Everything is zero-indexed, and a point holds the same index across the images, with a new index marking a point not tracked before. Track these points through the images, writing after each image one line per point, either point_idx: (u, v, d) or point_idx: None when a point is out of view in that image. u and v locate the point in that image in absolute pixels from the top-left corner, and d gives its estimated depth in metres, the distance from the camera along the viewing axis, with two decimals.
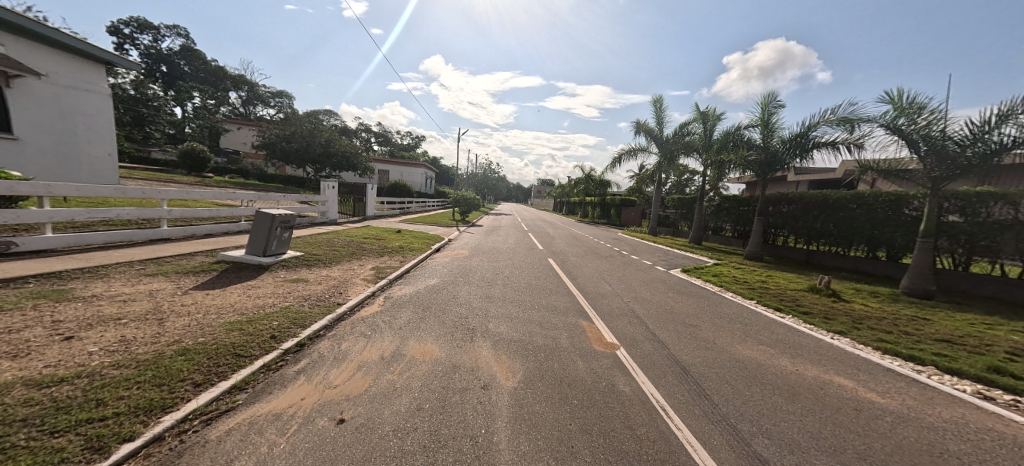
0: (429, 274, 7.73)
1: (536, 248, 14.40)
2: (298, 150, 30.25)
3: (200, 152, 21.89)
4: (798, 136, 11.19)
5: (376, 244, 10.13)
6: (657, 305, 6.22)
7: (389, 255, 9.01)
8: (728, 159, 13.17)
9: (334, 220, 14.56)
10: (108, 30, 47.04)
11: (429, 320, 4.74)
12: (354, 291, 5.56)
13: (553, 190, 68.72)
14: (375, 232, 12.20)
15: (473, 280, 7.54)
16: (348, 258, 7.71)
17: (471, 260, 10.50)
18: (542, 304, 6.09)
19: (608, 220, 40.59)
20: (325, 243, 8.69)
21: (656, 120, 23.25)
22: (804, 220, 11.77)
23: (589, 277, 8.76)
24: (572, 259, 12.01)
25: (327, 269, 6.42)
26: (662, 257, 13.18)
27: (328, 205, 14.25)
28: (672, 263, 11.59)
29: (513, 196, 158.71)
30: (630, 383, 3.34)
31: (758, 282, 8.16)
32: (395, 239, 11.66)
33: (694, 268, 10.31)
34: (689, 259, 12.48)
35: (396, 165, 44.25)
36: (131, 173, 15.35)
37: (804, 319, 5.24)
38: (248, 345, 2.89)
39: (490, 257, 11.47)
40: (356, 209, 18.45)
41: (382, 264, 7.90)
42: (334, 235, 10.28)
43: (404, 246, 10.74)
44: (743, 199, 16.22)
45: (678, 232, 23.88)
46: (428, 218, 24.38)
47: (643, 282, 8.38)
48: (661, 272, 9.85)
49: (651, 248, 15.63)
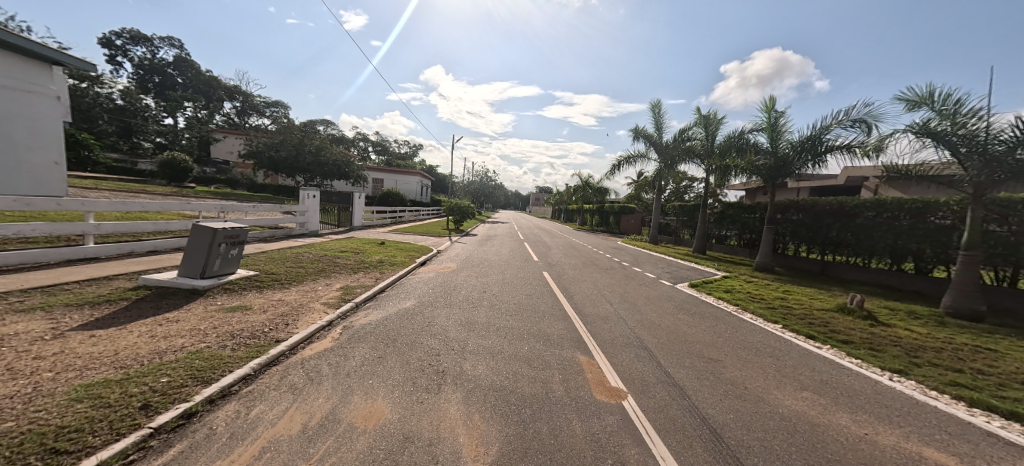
0: (406, 295, 6.86)
1: (530, 260, 13.53)
2: (287, 158, 29.54)
3: (181, 162, 21.17)
4: (809, 140, 10.48)
5: (353, 258, 9.26)
6: (666, 332, 5.33)
7: (365, 272, 8.14)
8: (733, 165, 12.45)
9: (315, 231, 13.82)
10: (100, 41, 46.67)
11: (390, 360, 3.85)
12: (309, 319, 4.68)
13: (551, 198, 68.28)
14: (355, 245, 11.35)
15: (455, 301, 6.68)
16: (314, 276, 6.86)
17: (458, 275, 9.63)
18: (531, 332, 5.23)
19: (607, 228, 39.82)
20: (293, 260, 7.83)
21: (655, 125, 22.63)
22: (819, 229, 10.95)
23: (586, 295, 7.90)
24: (567, 272, 11.18)
25: (283, 291, 5.55)
26: (664, 269, 12.36)
27: (308, 215, 13.55)
28: (677, 276, 10.75)
29: (512, 204, 158.35)
30: (646, 461, 2.41)
31: (776, 300, 7.28)
32: (377, 252, 10.79)
33: (703, 282, 9.43)
34: (693, 272, 11.65)
35: (391, 174, 43.60)
36: (99, 184, 14.53)
37: (847, 351, 4.34)
38: (87, 429, 1.93)
39: (480, 271, 10.62)
40: (342, 219, 17.63)
41: (354, 283, 7.04)
42: (307, 249, 9.42)
43: (384, 260, 9.89)
44: (749, 206, 15.48)
45: (680, 240, 23.09)
46: (421, 228, 23.54)
47: (647, 299, 7.51)
48: (665, 287, 8.98)
49: (652, 259, 14.79)
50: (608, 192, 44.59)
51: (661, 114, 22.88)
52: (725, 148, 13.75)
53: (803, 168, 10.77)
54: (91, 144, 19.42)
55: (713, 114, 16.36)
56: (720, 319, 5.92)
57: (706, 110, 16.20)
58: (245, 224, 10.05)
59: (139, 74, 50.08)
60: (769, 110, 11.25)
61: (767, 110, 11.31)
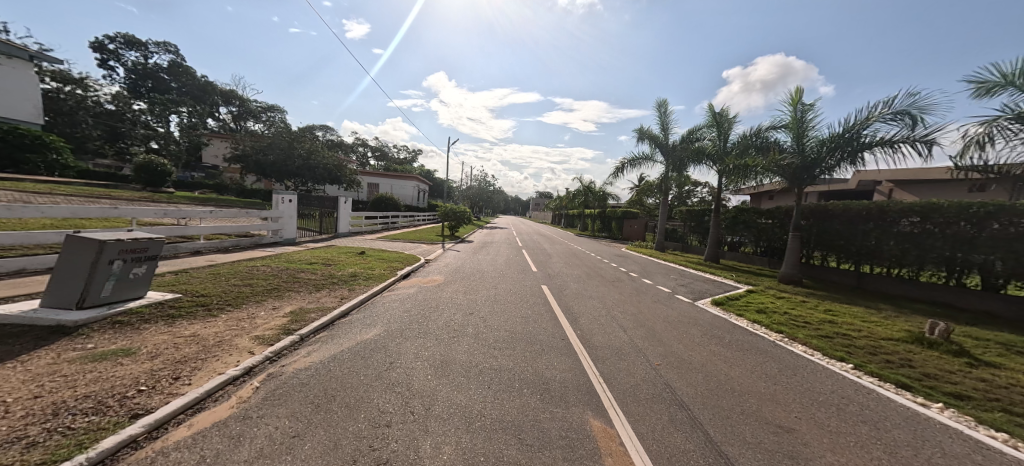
0: (373, 321, 5.59)
1: (527, 271, 12.29)
2: (275, 162, 28.51)
3: (159, 165, 20.15)
4: (844, 136, 9.24)
5: (321, 272, 8.01)
6: (705, 376, 4.00)
7: (330, 289, 6.90)
8: (753, 166, 11.26)
9: (291, 240, 12.64)
10: (91, 45, 45.93)
11: (310, 442, 2.50)
12: (222, 363, 3.41)
13: (551, 203, 67.37)
14: (331, 255, 10.15)
15: (430, 330, 5.43)
16: (262, 297, 5.61)
17: (443, 291, 8.39)
18: (524, 378, 3.95)
19: (609, 234, 38.65)
20: (244, 274, 6.59)
21: (661, 126, 21.54)
22: (855, 237, 9.71)
23: (592, 316, 6.68)
24: (569, 285, 9.94)
25: (205, 322, 4.27)
26: (677, 281, 11.09)
27: (283, 221, 12.39)
28: (693, 291, 9.51)
29: (511, 209, 157.68)
30: None
31: (824, 324, 5.99)
32: (353, 264, 9.55)
33: (729, 299, 8.12)
34: (710, 284, 10.41)
35: (386, 178, 42.49)
36: (58, 190, 13.39)
37: (978, 415, 3.02)
38: None
39: (469, 285, 9.40)
40: (324, 226, 16.45)
41: (310, 306, 5.76)
42: (270, 261, 8.21)
43: (360, 273, 8.67)
44: (764, 210, 14.34)
45: (687, 248, 21.92)
46: (412, 234, 22.33)
47: (665, 322, 6.25)
48: (684, 305, 7.71)
49: (662, 268, 13.54)
50: (609, 197, 43.46)
51: (667, 114, 21.77)
52: (741, 148, 12.61)
53: (835, 168, 9.53)
54: (61, 147, 18.26)
55: (725, 112, 15.15)
56: (764, 353, 4.65)
57: (717, 107, 15.00)
58: (200, 232, 8.83)
59: (133, 79, 49.48)
60: (792, 104, 10.09)
61: (790, 104, 10.15)
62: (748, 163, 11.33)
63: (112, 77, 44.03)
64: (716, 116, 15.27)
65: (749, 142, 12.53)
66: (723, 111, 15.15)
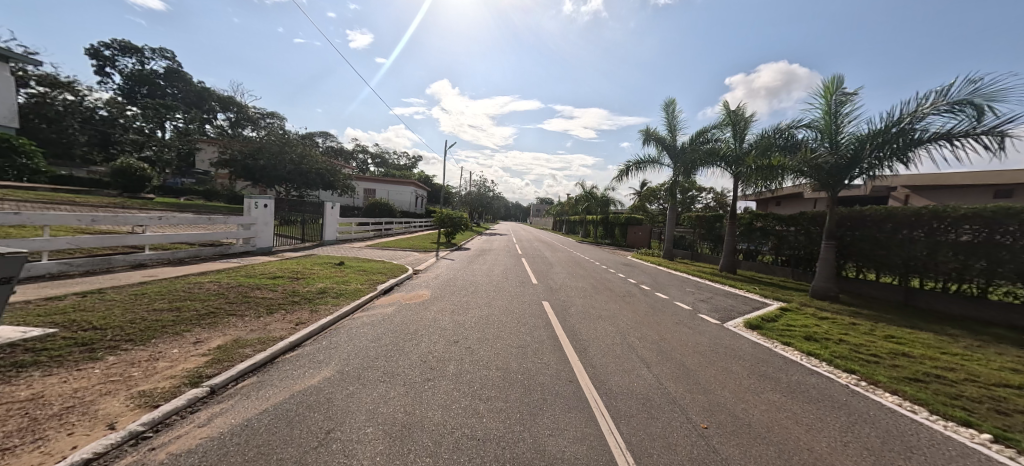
0: (327, 356, 4.33)
1: (525, 284, 11.07)
2: (264, 167, 27.58)
3: (136, 170, 19.24)
4: (890, 130, 8.00)
5: (284, 288, 6.84)
6: (796, 457, 2.66)
7: (288, 311, 5.71)
8: (779, 166, 10.03)
9: (266, 248, 11.51)
10: (86, 51, 45.33)
11: None
12: (39, 454, 2.02)
13: (552, 210, 66.58)
14: (304, 266, 9.01)
15: (399, 370, 4.18)
16: (186, 326, 4.35)
17: (428, 311, 7.19)
18: (518, 457, 2.68)
19: (612, 241, 37.49)
20: (179, 293, 5.41)
21: (667, 128, 20.55)
22: (902, 247, 8.50)
23: (604, 345, 5.43)
24: (575, 302, 8.70)
25: (72, 369, 2.98)
26: (696, 295, 9.83)
27: (256, 228, 11.28)
28: (716, 307, 8.29)
29: (511, 216, 157.00)
30: None
31: (905, 355, 4.70)
32: (328, 277, 8.39)
33: (768, 319, 6.83)
34: (735, 299, 9.14)
35: (383, 184, 41.57)
36: (15, 196, 12.28)
37: None
38: None
39: (459, 301, 8.19)
40: (307, 233, 15.60)
41: (249, 336, 4.52)
42: (226, 274, 7.05)
43: (332, 288, 7.47)
44: (785, 217, 13.18)
45: (697, 255, 20.76)
46: (406, 242, 21.22)
47: (701, 355, 4.96)
48: (712, 327, 6.47)
49: (675, 280, 12.35)
50: (611, 203, 42.36)
51: (675, 115, 20.80)
52: (762, 148, 11.43)
53: (879, 168, 8.28)
54: (32, 151, 17.21)
55: (741, 110, 13.98)
56: (862, 407, 3.32)
57: (733, 104, 13.84)
58: (146, 240, 7.63)
59: (128, 86, 48.88)
60: (827, 94, 8.89)
61: (824, 94, 8.94)
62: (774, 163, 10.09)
63: (105, 83, 43.57)
64: (730, 113, 14.12)
65: (772, 141, 11.37)
66: (738, 107, 14.00)
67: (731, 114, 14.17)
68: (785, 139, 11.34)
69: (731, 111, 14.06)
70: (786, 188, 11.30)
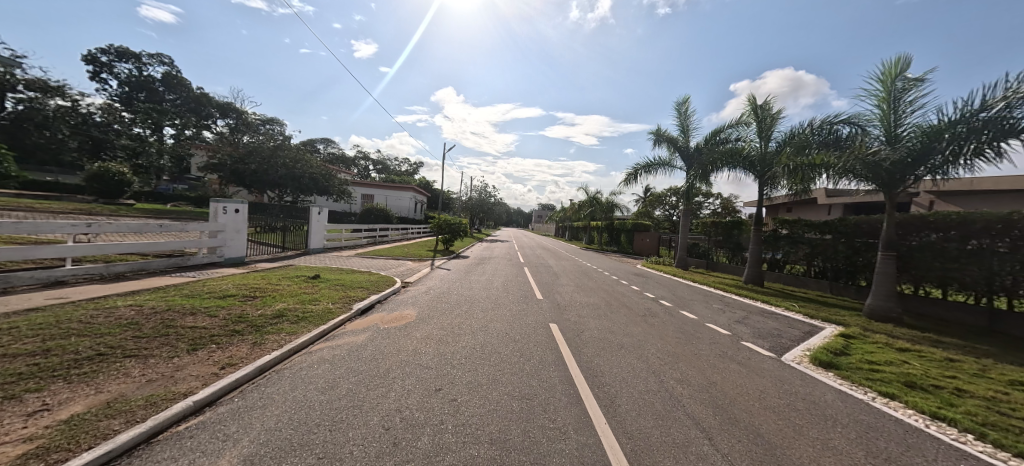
0: (244, 426, 2.90)
1: (528, 300, 9.71)
2: (254, 172, 26.61)
3: (114, 174, 18.25)
4: (970, 119, 6.64)
5: (230, 310, 5.49)
6: None
7: (221, 346, 4.34)
8: (822, 163, 8.73)
9: (235, 260, 10.23)
10: (84, 58, 44.96)
11: None
12: None
13: (554, 216, 65.43)
14: (269, 281, 7.68)
15: (340, 446, 2.78)
16: (37, 382, 2.86)
17: (410, 338, 5.85)
18: None
19: (618, 247, 36.20)
20: (67, 324, 3.95)
21: (679, 128, 19.36)
22: (983, 263, 7.20)
23: (638, 395, 4.00)
24: (589, 324, 7.32)
25: None
26: (727, 315, 8.43)
27: (224, 237, 10.00)
28: (759, 332, 6.86)
29: (513, 222, 155.80)
30: None
31: None
32: (296, 294, 7.10)
33: (840, 352, 5.36)
34: (776, 321, 7.72)
35: (381, 189, 40.52)
36: None
37: None
38: None
39: (449, 325, 6.86)
40: (288, 240, 14.46)
41: (137, 393, 3.03)
42: (161, 294, 5.72)
43: (293, 311, 6.09)
44: (818, 223, 11.78)
45: (713, 264, 19.42)
46: (401, 249, 19.99)
47: (784, 416, 3.47)
48: (767, 363, 5.06)
49: (697, 295, 10.96)
50: (615, 208, 41.03)
51: (687, 115, 19.64)
52: (798, 144, 10.15)
53: (956, 164, 6.91)
54: (4, 155, 16.18)
55: (768, 106, 12.62)
56: None
57: (759, 99, 12.46)
58: (70, 251, 6.31)
59: (125, 92, 48.58)
60: (886, 78, 7.58)
61: (883, 79, 7.61)
62: (819, 161, 8.70)
63: (102, 89, 43.12)
64: (755, 110, 12.76)
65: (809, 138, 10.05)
66: (764, 103, 12.63)
67: (755, 111, 12.78)
68: (824, 135, 10.07)
69: (755, 108, 12.70)
70: (826, 190, 10.02)
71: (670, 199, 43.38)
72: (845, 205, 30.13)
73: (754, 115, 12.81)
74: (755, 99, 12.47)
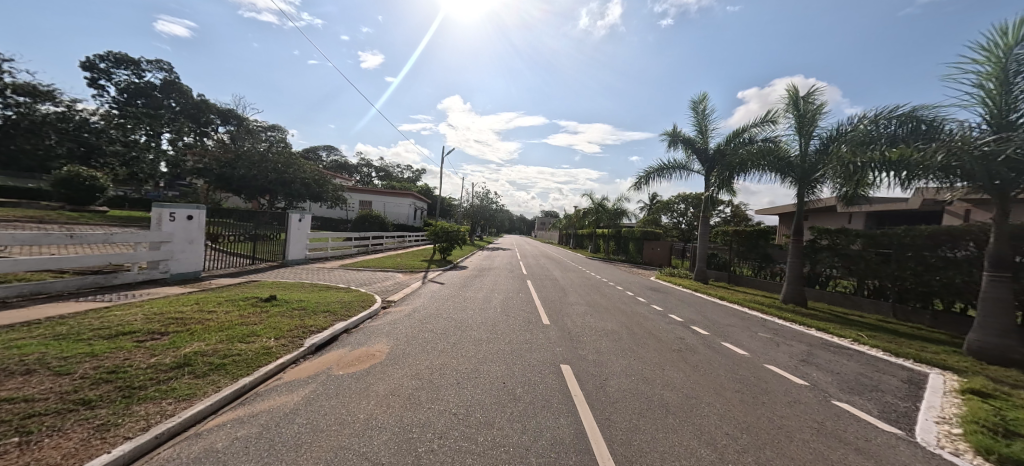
0: None
1: (531, 325, 8.05)
2: (243, 177, 25.51)
3: (85, 179, 17.00)
4: None
5: (102, 358, 3.73)
6: None
7: (24, 433, 2.53)
8: (902, 160, 7.14)
9: (179, 278, 8.59)
10: (83, 65, 44.67)
11: None
12: None
13: (558, 224, 64.05)
14: (198, 307, 5.97)
15: None
16: None
17: (364, 395, 4.15)
18: None
19: (626, 256, 34.62)
20: None
21: (697, 128, 17.81)
22: None
23: None
24: (611, 365, 5.59)
25: None
26: (784, 349, 6.64)
27: (167, 249, 8.40)
28: (844, 378, 5.08)
29: (516, 229, 154.69)
30: None
31: None
32: (231, 324, 5.45)
33: (1009, 424, 3.51)
34: (852, 359, 5.95)
35: (380, 195, 39.27)
36: None
37: None
38: None
39: (427, 369, 5.16)
40: (260, 249, 13.00)
41: None
42: (18, 332, 4.01)
43: (202, 355, 4.26)
44: (874, 234, 10.09)
45: (735, 278, 17.74)
46: (393, 260, 18.47)
47: None
48: (902, 449, 3.24)
49: (733, 319, 9.17)
50: (623, 215, 39.44)
51: (705, 114, 18.06)
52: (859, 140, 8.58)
53: None
54: None
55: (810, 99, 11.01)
56: None
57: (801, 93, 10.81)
58: None
59: (124, 99, 48.21)
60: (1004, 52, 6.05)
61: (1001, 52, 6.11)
62: (904, 156, 7.04)
63: (100, 95, 42.70)
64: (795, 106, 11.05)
65: (871, 134, 8.55)
66: (805, 99, 10.95)
67: (794, 106, 11.10)
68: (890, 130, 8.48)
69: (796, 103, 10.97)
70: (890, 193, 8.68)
71: (678, 207, 41.93)
72: (867, 214, 28.58)
73: (793, 112, 11.10)
74: (798, 91, 10.81)
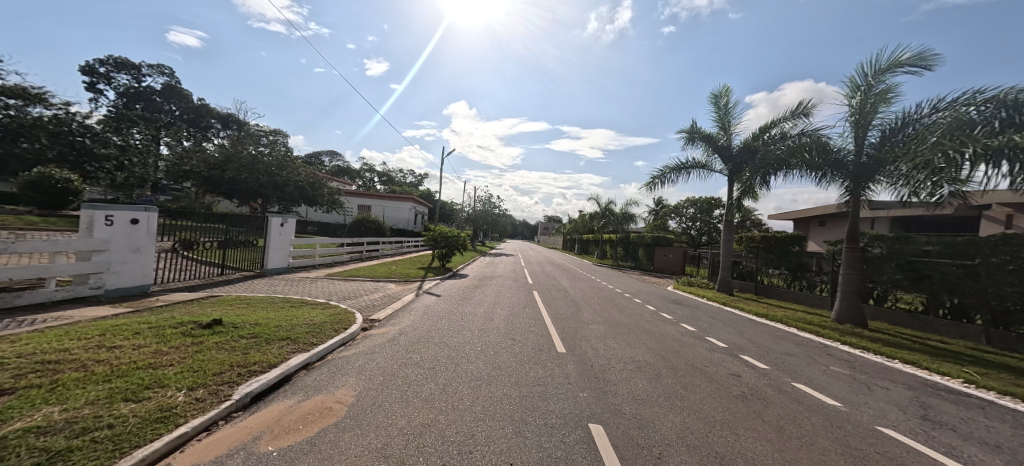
0: None
1: (542, 355, 6.47)
2: (234, 179, 24.43)
3: (56, 182, 15.84)
4: None
5: None
6: None
7: None
8: None
9: (114, 295, 7.10)
10: (81, 68, 44.01)
11: None
12: None
13: (562, 229, 62.50)
14: (97, 341, 4.36)
15: None
16: None
17: None
18: None
19: (635, 263, 32.97)
20: None
21: (719, 125, 16.29)
22: None
23: None
24: (662, 427, 3.92)
25: None
26: (882, 393, 4.97)
27: (101, 259, 6.96)
28: (1011, 453, 3.42)
29: (518, 234, 153.36)
30: None
31: None
32: (129, 368, 3.86)
33: None
34: (991, 413, 4.30)
35: (379, 200, 37.90)
36: None
37: None
38: None
39: (400, 436, 3.59)
40: (234, 258, 11.57)
41: None
42: None
43: (35, 436, 2.58)
44: (954, 243, 8.49)
45: (762, 288, 16.07)
46: (387, 268, 16.94)
47: None
48: None
49: (786, 346, 7.50)
50: (631, 220, 37.80)
51: (727, 109, 16.51)
52: (962, 125, 7.36)
53: None
54: None
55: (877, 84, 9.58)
56: None
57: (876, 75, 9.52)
58: None
59: (123, 103, 47.40)
60: None
61: None
62: None
63: (97, 98, 41.97)
64: (865, 90, 9.65)
65: (975, 119, 7.36)
66: (876, 83, 9.60)
67: (863, 89, 9.68)
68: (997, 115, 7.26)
69: (869, 85, 9.53)
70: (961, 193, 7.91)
71: (688, 212, 40.25)
72: (892, 219, 26.89)
73: (861, 95, 9.64)
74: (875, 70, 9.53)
